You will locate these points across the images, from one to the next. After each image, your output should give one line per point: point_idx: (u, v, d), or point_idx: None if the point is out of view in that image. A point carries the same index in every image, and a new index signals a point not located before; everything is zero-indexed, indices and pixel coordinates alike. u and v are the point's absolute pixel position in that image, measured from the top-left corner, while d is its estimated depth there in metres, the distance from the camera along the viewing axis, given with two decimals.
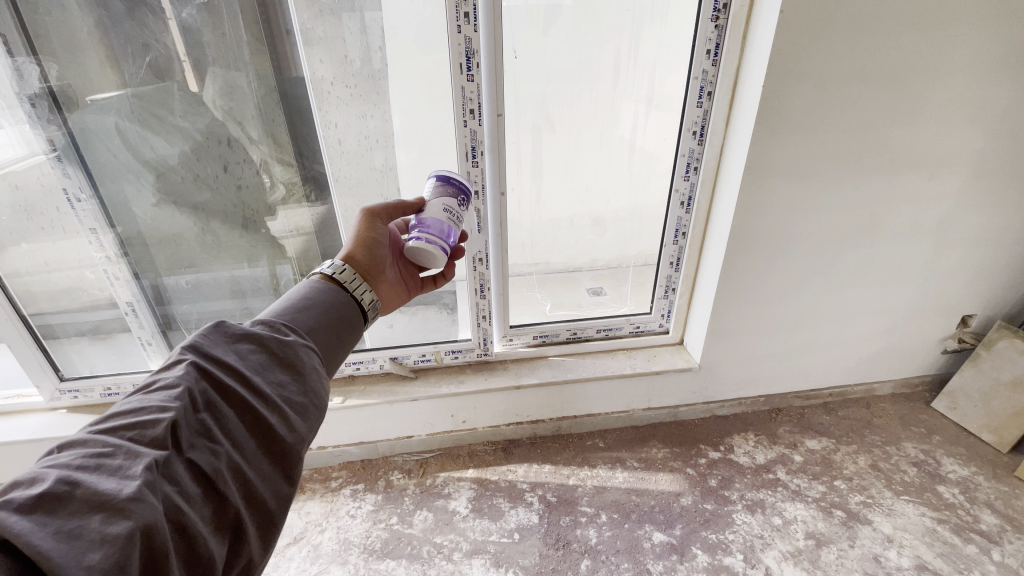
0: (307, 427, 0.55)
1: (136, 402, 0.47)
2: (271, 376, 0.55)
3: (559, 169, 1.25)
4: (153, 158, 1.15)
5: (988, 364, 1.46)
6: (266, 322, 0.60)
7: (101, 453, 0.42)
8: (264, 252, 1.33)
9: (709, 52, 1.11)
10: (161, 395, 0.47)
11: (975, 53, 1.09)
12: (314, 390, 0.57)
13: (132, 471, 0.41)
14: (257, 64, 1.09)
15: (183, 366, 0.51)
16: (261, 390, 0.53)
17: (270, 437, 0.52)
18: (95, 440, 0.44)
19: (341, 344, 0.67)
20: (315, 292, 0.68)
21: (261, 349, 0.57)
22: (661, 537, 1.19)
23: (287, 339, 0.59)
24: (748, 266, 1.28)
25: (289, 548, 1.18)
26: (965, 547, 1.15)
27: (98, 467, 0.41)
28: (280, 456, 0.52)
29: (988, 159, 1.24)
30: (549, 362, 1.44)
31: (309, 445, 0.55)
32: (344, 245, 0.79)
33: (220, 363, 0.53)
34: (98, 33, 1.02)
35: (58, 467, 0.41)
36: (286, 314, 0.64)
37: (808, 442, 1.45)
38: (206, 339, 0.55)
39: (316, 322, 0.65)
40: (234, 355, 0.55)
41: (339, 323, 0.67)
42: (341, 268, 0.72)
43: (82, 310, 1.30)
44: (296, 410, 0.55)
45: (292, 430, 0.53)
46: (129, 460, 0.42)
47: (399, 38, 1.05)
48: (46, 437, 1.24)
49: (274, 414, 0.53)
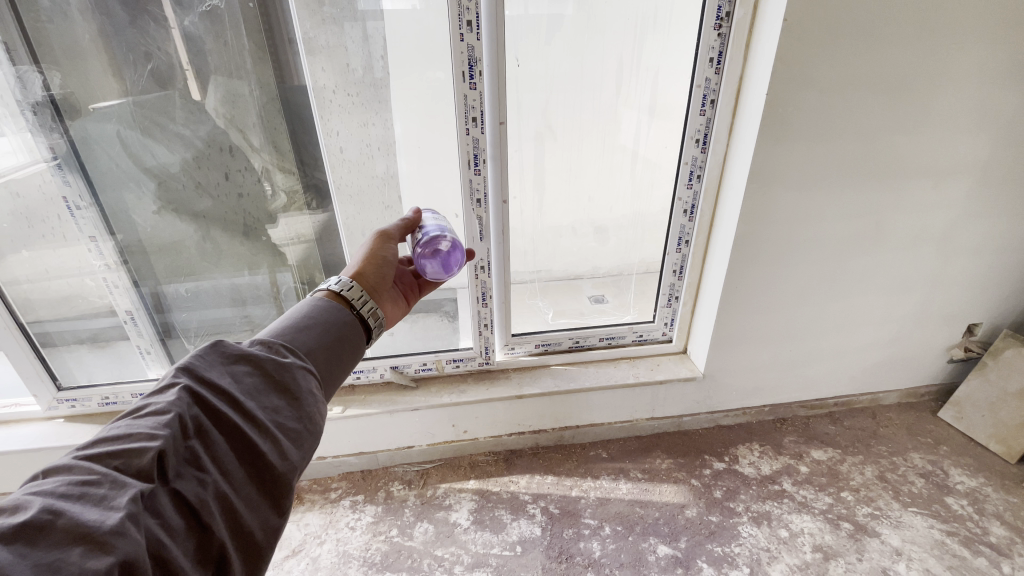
0: (301, 454, 0.54)
1: (125, 427, 0.46)
2: (266, 401, 0.55)
3: (561, 178, 1.24)
4: (153, 165, 1.15)
5: (995, 374, 1.46)
6: (265, 342, 0.60)
7: (86, 481, 0.41)
8: (265, 260, 1.32)
9: (711, 60, 1.11)
10: (151, 421, 0.47)
11: (979, 61, 1.09)
12: (309, 415, 0.57)
13: (117, 502, 0.40)
14: (260, 73, 1.10)
15: (176, 391, 0.50)
16: (254, 416, 0.52)
17: (261, 465, 0.51)
18: (81, 466, 0.42)
19: (342, 364, 0.66)
20: (317, 311, 0.67)
21: (258, 371, 0.56)
22: (666, 550, 1.17)
23: (285, 361, 0.58)
24: (751, 276, 1.27)
25: (288, 561, 1.16)
26: (975, 560, 1.13)
27: (82, 496, 0.40)
28: (270, 484, 0.51)
29: (992, 167, 1.23)
30: (551, 371, 1.43)
31: (301, 473, 0.54)
32: (354, 263, 0.79)
33: (214, 387, 0.53)
34: (101, 41, 1.02)
35: (41, 494, 0.39)
36: (288, 333, 0.63)
37: (814, 452, 1.43)
38: (201, 360, 0.54)
39: (317, 343, 0.64)
40: (228, 378, 0.54)
41: (341, 343, 0.67)
42: (347, 285, 0.72)
43: (81, 318, 1.29)
44: (289, 437, 0.54)
45: (284, 458, 0.52)
46: (114, 490, 0.41)
47: (401, 48, 1.05)
48: (42, 448, 1.22)
49: (266, 440, 0.52)
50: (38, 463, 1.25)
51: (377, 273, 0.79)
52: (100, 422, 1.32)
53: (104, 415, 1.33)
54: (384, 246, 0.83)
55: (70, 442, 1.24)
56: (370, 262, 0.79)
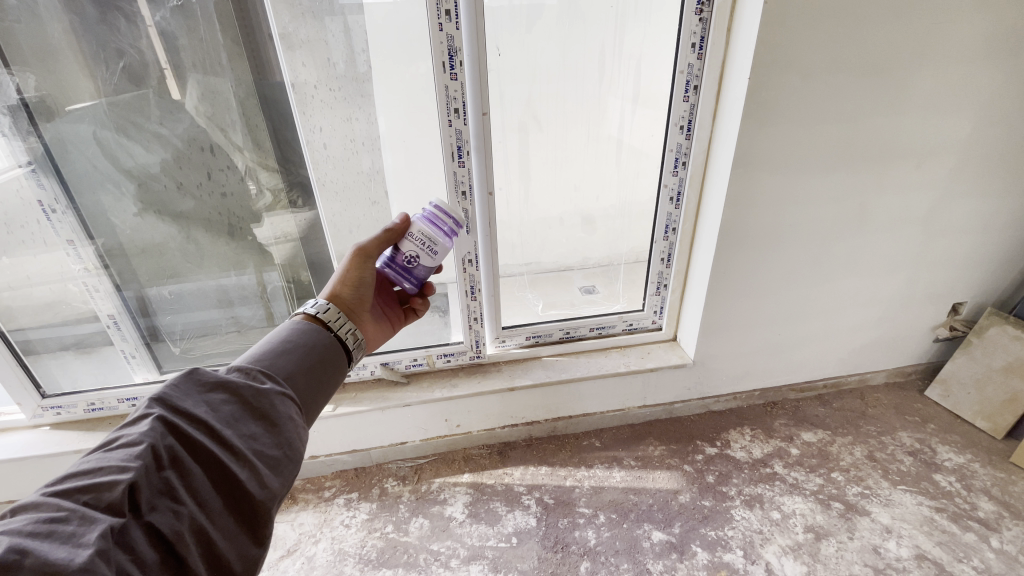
0: (281, 481, 0.54)
1: (96, 461, 0.46)
2: (243, 429, 0.54)
3: (548, 169, 1.24)
4: (133, 166, 1.13)
5: (981, 352, 1.48)
6: (242, 368, 0.59)
7: (53, 519, 0.41)
8: (250, 259, 1.30)
9: (694, 46, 1.10)
10: (123, 453, 0.46)
11: (960, 40, 1.09)
12: (289, 442, 0.56)
13: (86, 539, 0.40)
14: (236, 68, 1.07)
15: (149, 422, 0.49)
16: (232, 445, 0.52)
17: (238, 494, 0.50)
18: (49, 504, 0.42)
19: (323, 388, 0.66)
20: (297, 334, 0.67)
21: (235, 398, 0.56)
22: (660, 535, 1.18)
23: (263, 387, 0.58)
24: (738, 262, 1.28)
25: (282, 561, 1.15)
26: (963, 535, 1.15)
27: (49, 534, 0.40)
28: (249, 513, 0.51)
29: (974, 146, 1.24)
30: (543, 362, 1.43)
31: (281, 501, 0.54)
32: (330, 284, 0.79)
33: (189, 416, 0.52)
34: (73, 40, 1.00)
35: (7, 532, 0.39)
36: (266, 357, 0.62)
37: (804, 435, 1.45)
38: (177, 388, 0.54)
39: (297, 367, 0.63)
40: (205, 406, 0.54)
41: (321, 366, 0.66)
42: (324, 307, 0.72)
43: (64, 325, 1.27)
44: (268, 464, 0.54)
45: (263, 486, 0.52)
46: (83, 526, 0.41)
47: (381, 40, 1.04)
48: (28, 456, 1.21)
49: (244, 469, 0.51)
50: (25, 472, 1.23)
51: (355, 295, 0.80)
52: (86, 428, 1.30)
53: (90, 422, 1.31)
54: (362, 266, 0.82)
55: (57, 450, 1.22)
56: (346, 282, 0.80)
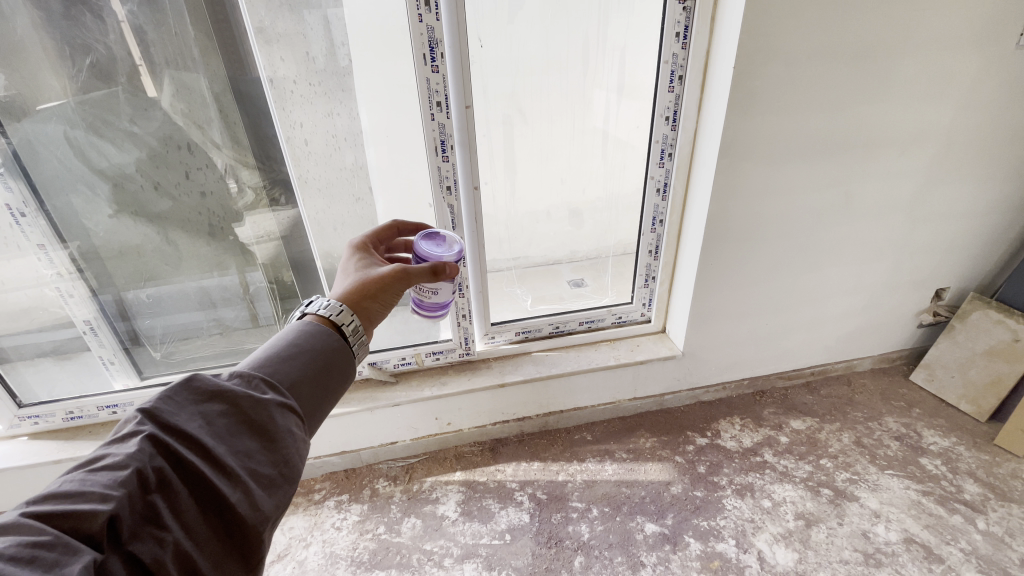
0: (275, 502, 0.52)
1: (78, 482, 0.44)
2: (237, 446, 0.52)
3: (533, 162, 1.22)
4: (107, 166, 1.09)
5: (963, 336, 1.51)
6: (243, 375, 0.57)
7: (36, 543, 0.39)
8: (231, 260, 1.27)
9: (678, 35, 1.09)
10: (107, 476, 0.44)
11: (942, 26, 1.09)
12: (285, 460, 0.54)
13: (69, 570, 0.38)
14: (209, 63, 1.04)
15: (137, 442, 0.47)
16: (223, 464, 0.50)
17: (228, 516, 0.49)
18: (29, 526, 0.40)
19: (329, 396, 0.63)
20: (305, 337, 0.64)
21: (231, 412, 0.54)
22: (653, 527, 1.18)
23: (263, 399, 0.56)
24: (725, 252, 1.28)
25: (273, 566, 1.13)
26: (950, 518, 1.17)
27: (31, 561, 0.38)
28: (239, 535, 0.49)
29: (956, 132, 1.25)
30: (533, 357, 1.42)
31: (275, 523, 0.52)
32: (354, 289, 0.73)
33: (181, 433, 0.50)
34: (37, 36, 0.95)
35: None
36: (270, 364, 0.60)
37: (793, 422, 1.46)
38: (171, 402, 0.52)
39: (303, 374, 0.61)
40: (199, 421, 0.52)
41: (328, 372, 0.63)
42: (339, 309, 0.68)
43: (36, 333, 1.22)
44: (261, 483, 0.52)
45: (255, 508, 0.50)
46: (66, 556, 0.39)
47: (359, 33, 1.01)
48: (5, 468, 1.17)
49: (236, 490, 0.50)
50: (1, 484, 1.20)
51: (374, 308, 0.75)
52: (65, 438, 1.26)
53: (69, 431, 1.27)
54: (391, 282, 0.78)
55: (35, 461, 1.19)
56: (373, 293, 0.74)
